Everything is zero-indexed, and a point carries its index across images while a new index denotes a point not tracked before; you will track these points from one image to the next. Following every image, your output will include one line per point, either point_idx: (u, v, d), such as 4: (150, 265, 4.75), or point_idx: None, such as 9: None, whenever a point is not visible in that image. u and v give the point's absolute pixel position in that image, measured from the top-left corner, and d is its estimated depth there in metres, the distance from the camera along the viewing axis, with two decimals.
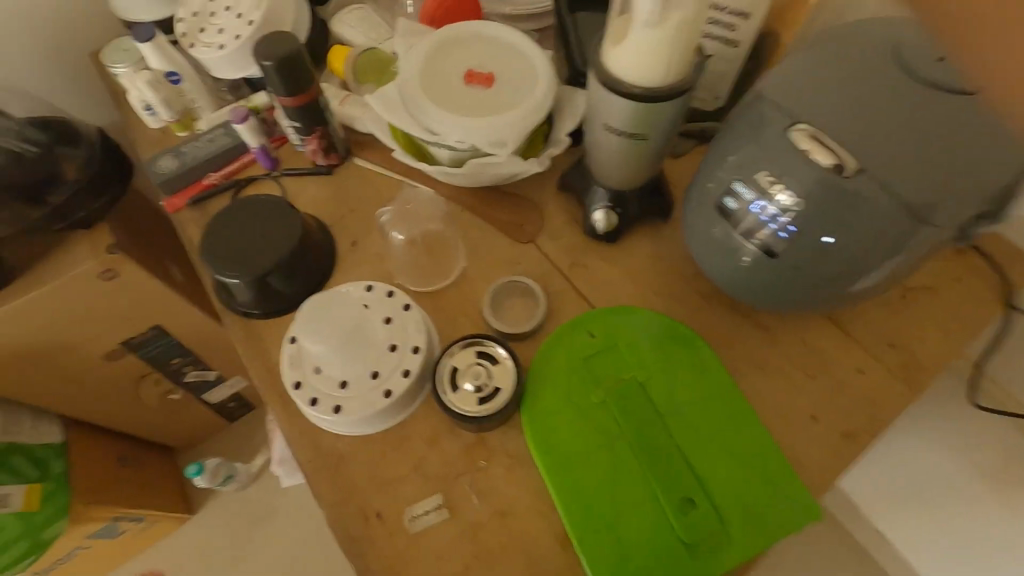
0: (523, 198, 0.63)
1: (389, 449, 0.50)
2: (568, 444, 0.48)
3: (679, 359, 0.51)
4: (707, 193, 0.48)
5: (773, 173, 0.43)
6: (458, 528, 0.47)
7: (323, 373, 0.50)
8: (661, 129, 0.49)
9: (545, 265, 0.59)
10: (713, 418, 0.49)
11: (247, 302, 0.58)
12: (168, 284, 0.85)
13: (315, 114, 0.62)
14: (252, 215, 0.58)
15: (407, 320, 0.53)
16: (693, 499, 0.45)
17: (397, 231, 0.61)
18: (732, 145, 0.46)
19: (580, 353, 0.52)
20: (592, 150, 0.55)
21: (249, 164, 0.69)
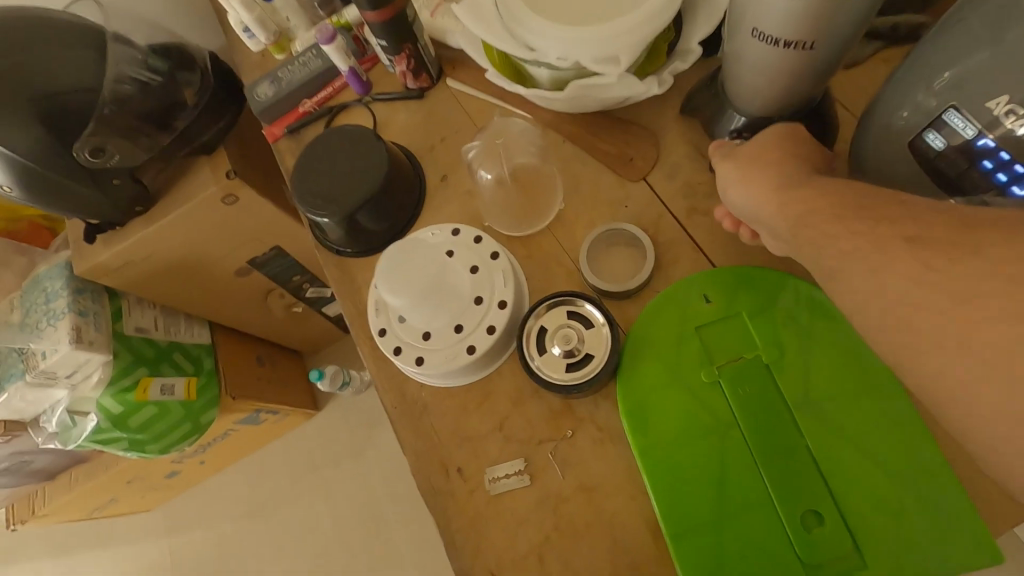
0: (636, 127, 0.53)
1: (473, 405, 0.48)
2: (668, 426, 0.42)
3: (817, 338, 0.42)
4: (897, 125, 0.35)
5: (1014, 98, 0.30)
6: (540, 497, 0.44)
7: (406, 323, 0.48)
8: (837, 30, 0.36)
9: (657, 210, 0.50)
10: (857, 416, 0.39)
11: (338, 239, 0.56)
12: (281, 209, 0.89)
13: (403, 28, 0.55)
14: (341, 148, 0.54)
15: (495, 271, 0.48)
16: (820, 512, 0.38)
17: (485, 170, 0.54)
18: (951, 56, 0.32)
19: (690, 321, 0.44)
20: (731, 62, 0.42)
21: (342, 89, 0.65)
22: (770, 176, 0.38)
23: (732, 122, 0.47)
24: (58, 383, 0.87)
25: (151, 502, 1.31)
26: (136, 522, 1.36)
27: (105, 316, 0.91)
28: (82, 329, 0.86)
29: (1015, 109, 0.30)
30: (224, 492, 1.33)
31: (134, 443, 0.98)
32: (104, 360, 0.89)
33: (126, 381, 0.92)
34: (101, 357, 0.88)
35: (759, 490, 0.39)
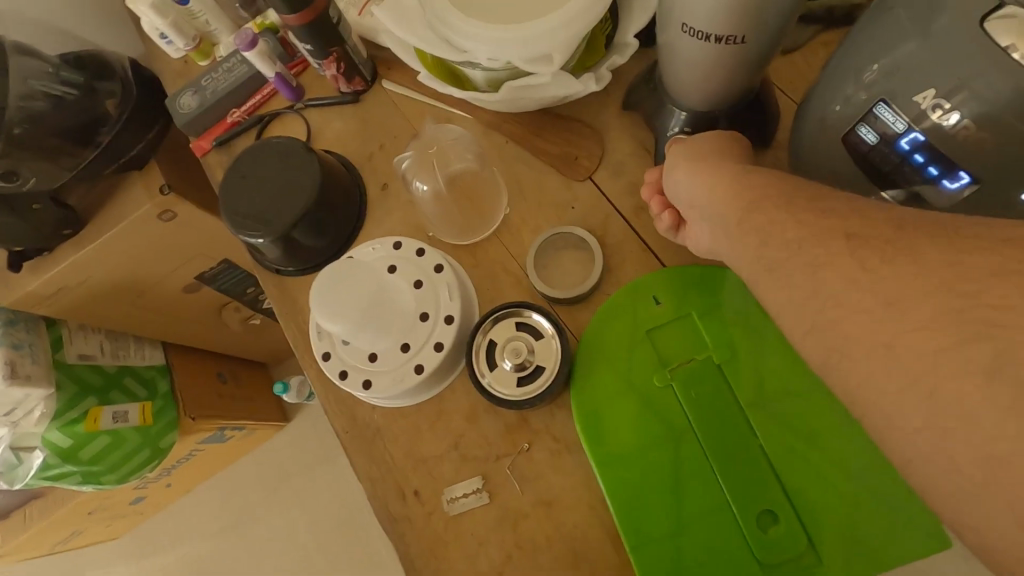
0: (579, 125, 0.51)
1: (427, 425, 0.46)
2: (624, 434, 0.42)
3: (768, 334, 0.42)
4: (830, 119, 0.35)
5: (939, 92, 0.29)
6: (500, 515, 0.43)
7: (351, 345, 0.46)
8: (764, 22, 0.35)
9: (604, 211, 0.49)
10: (810, 411, 0.39)
11: (276, 258, 0.54)
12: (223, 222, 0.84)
13: (329, 32, 0.52)
14: (270, 162, 0.51)
15: (439, 284, 0.46)
16: (777, 512, 0.38)
17: (420, 181, 0.52)
18: (879, 46, 0.31)
19: (642, 325, 0.44)
20: (665, 56, 0.41)
21: (272, 96, 0.62)
22: (707, 182, 0.37)
23: (672, 116, 0.46)
24: None
25: (118, 530, 1.26)
26: (104, 551, 1.31)
27: (44, 347, 0.86)
28: (17, 362, 0.81)
29: (940, 103, 0.29)
30: (194, 513, 1.29)
31: (88, 475, 0.94)
32: (45, 393, 0.84)
33: (72, 414, 0.88)
34: (41, 391, 0.83)
35: (715, 493, 0.39)
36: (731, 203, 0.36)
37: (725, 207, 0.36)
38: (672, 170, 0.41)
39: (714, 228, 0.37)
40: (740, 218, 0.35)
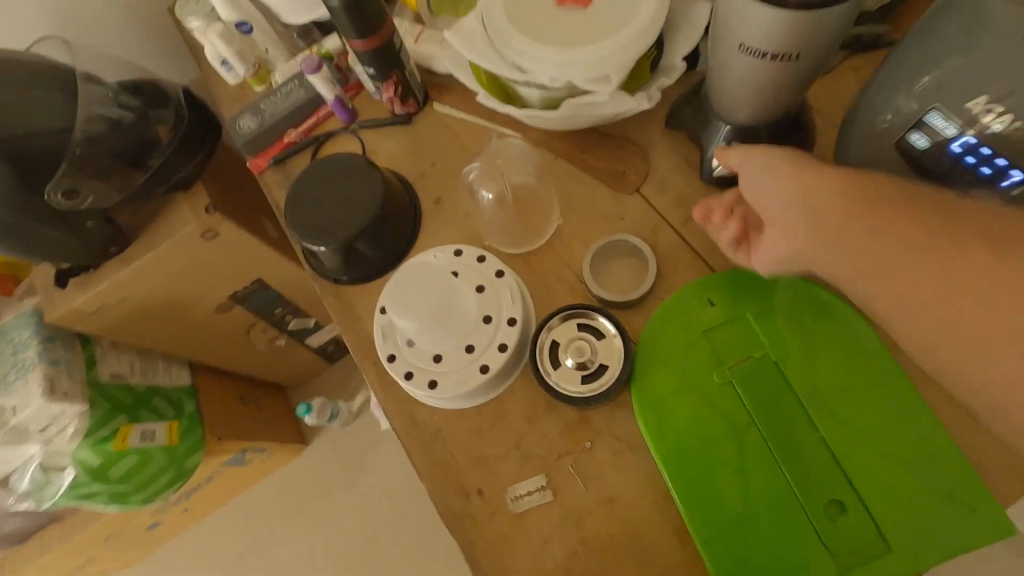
0: (624, 143, 0.54)
1: (488, 426, 0.48)
2: (687, 430, 0.43)
3: (821, 332, 0.44)
4: (882, 126, 0.38)
5: (991, 99, 0.32)
6: (563, 512, 0.44)
7: (415, 347, 0.48)
8: (820, 42, 0.38)
9: (653, 221, 0.51)
10: (867, 406, 0.41)
11: (334, 268, 0.56)
12: (263, 241, 0.86)
13: (389, 57, 0.55)
14: (335, 176, 0.54)
15: (501, 288, 0.49)
16: (843, 503, 0.39)
17: (486, 189, 0.56)
18: (932, 60, 0.34)
19: (698, 326, 0.46)
20: (716, 73, 0.44)
21: (327, 117, 0.65)
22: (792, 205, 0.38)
23: (727, 138, 0.48)
24: (31, 438, 0.82)
25: (131, 557, 1.23)
26: None
27: (78, 364, 0.86)
28: (55, 379, 0.81)
29: (993, 107, 0.32)
30: (211, 538, 1.27)
31: (115, 495, 0.94)
32: (80, 410, 0.84)
33: (102, 432, 0.87)
34: (76, 408, 0.83)
35: (781, 486, 0.40)
36: (789, 195, 0.37)
37: (790, 204, 0.37)
38: (755, 168, 0.40)
39: (777, 222, 0.39)
40: (803, 216, 0.37)
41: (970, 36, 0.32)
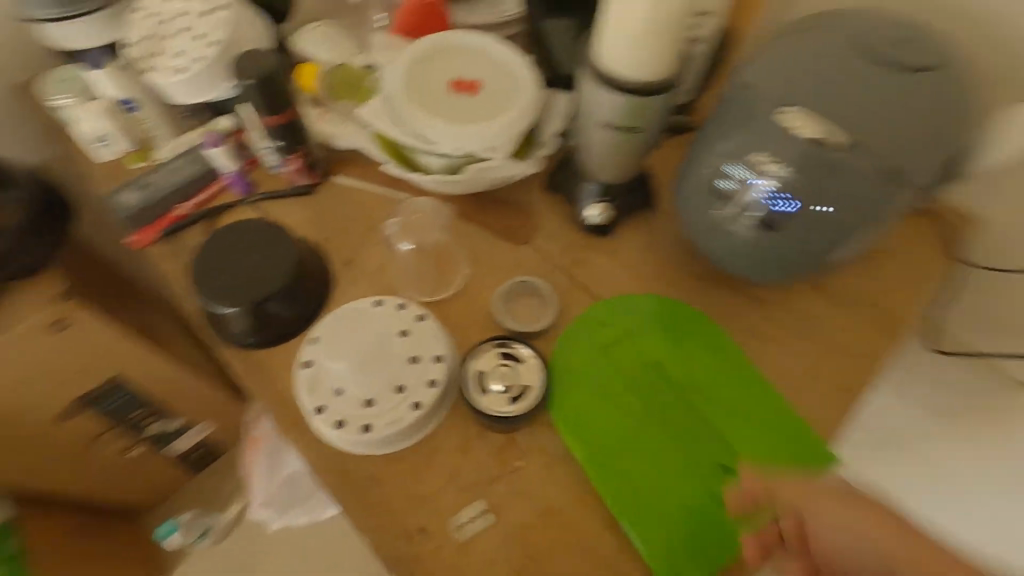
0: (514, 202, 0.64)
1: (422, 464, 0.49)
2: (602, 432, 0.49)
3: (690, 336, 0.55)
4: (700, 178, 0.52)
5: (766, 152, 0.47)
6: (503, 531, 0.47)
7: (344, 394, 0.49)
8: (654, 120, 0.52)
9: (547, 264, 0.60)
10: (730, 388, 0.52)
11: (242, 331, 0.55)
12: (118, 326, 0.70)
13: (297, 133, 0.60)
14: (246, 240, 0.55)
15: (424, 331, 0.51)
16: (727, 466, 0.48)
17: (405, 241, 0.61)
18: (724, 132, 0.50)
19: (597, 344, 0.54)
20: (581, 144, 0.57)
21: (222, 190, 0.65)
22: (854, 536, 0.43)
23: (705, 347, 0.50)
24: None
25: None
26: None
27: None
28: None
29: (767, 157, 0.47)
30: None
31: None
32: None
33: None
34: None
35: (681, 463, 0.48)
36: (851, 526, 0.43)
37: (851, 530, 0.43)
38: (817, 509, 0.44)
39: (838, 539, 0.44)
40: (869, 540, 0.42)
41: (745, 116, 0.49)
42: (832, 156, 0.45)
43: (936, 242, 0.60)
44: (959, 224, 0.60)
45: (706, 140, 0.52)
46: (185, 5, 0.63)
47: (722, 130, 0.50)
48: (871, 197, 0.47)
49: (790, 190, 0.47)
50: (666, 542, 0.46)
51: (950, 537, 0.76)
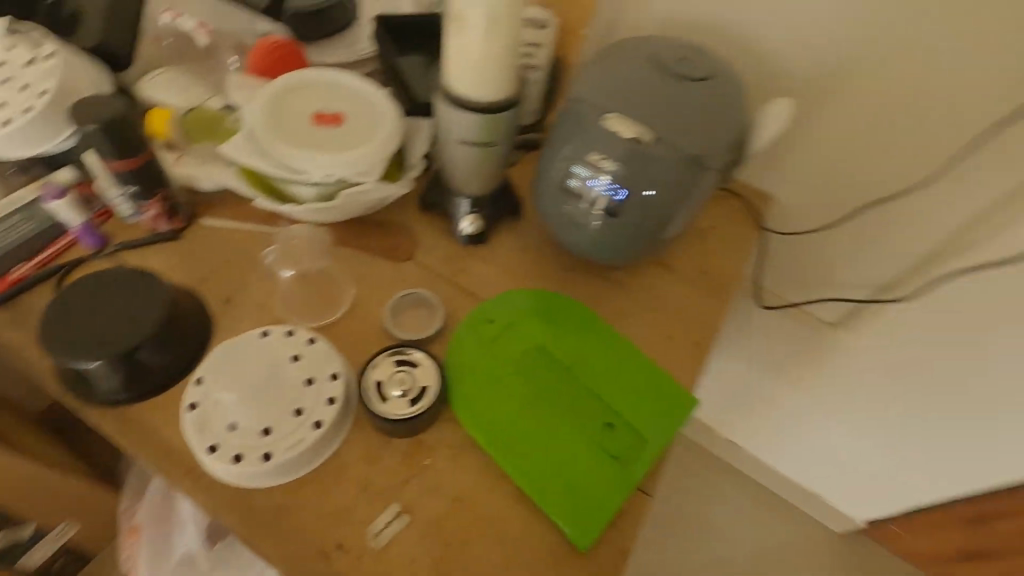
0: (391, 224, 0.67)
1: (331, 482, 0.49)
2: (500, 414, 0.54)
3: (566, 319, 0.62)
4: (553, 179, 0.60)
5: (598, 152, 0.57)
6: (421, 528, 0.49)
7: (239, 428, 0.48)
8: (506, 134, 0.59)
9: (431, 276, 0.64)
10: (606, 356, 0.59)
11: (112, 388, 0.51)
12: None
13: (152, 177, 0.58)
14: (106, 289, 0.52)
15: (317, 353, 0.52)
16: (612, 423, 0.54)
17: (285, 268, 0.62)
18: (565, 138, 0.59)
19: (487, 338, 0.59)
20: (446, 162, 0.62)
21: (69, 246, 0.60)
22: None
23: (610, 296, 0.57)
24: None
25: None
26: None
27: None
28: None
29: (599, 155, 0.56)
30: None
31: None
32: None
33: None
34: None
35: (573, 426, 0.54)
36: None
37: None
38: None
39: None
40: None
41: (579, 123, 0.58)
42: (647, 149, 0.56)
43: (740, 217, 0.76)
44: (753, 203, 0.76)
45: (554, 145, 0.60)
46: (7, 56, 0.60)
47: (564, 135, 0.59)
48: (684, 181, 0.58)
49: (622, 181, 0.57)
50: (569, 500, 0.50)
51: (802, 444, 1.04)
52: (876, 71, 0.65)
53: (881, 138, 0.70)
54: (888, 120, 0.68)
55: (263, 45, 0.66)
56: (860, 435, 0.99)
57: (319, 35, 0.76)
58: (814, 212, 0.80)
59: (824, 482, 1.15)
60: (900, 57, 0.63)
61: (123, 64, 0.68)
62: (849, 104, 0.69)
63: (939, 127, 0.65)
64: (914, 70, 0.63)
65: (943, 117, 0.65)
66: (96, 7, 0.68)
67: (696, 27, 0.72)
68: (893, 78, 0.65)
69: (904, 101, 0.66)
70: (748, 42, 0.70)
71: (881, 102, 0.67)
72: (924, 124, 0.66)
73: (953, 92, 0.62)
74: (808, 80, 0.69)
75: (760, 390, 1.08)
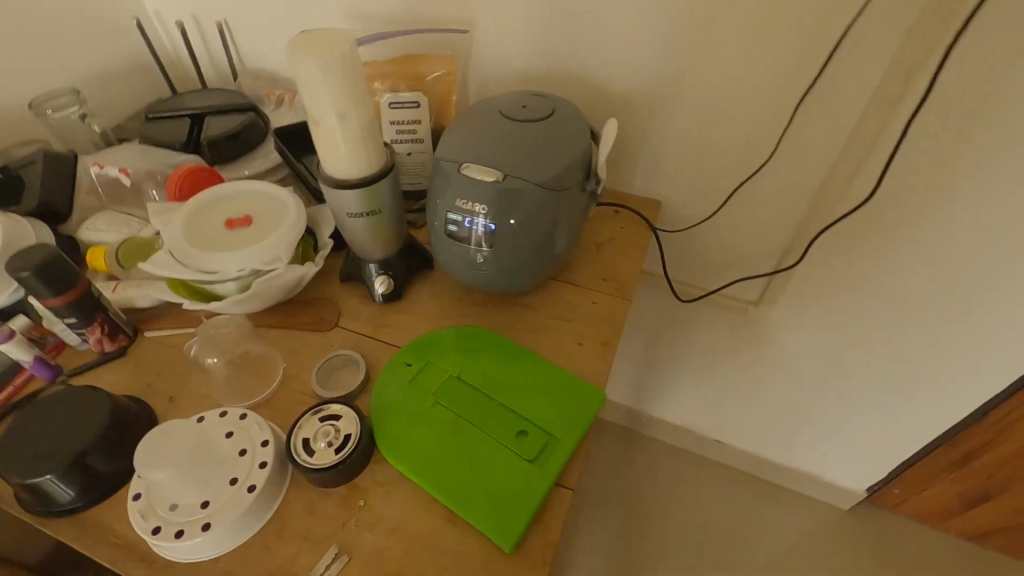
0: (314, 300, 0.75)
1: (274, 539, 0.54)
2: (422, 444, 0.59)
3: (477, 346, 0.68)
4: (438, 229, 0.69)
5: (465, 197, 0.65)
6: (361, 563, 0.52)
7: (181, 505, 0.53)
8: (388, 200, 0.68)
9: (355, 337, 0.71)
10: (515, 372, 0.65)
11: (67, 498, 0.56)
12: None
13: (90, 305, 0.65)
14: (57, 408, 0.58)
15: (249, 426, 0.58)
16: (525, 430, 0.59)
17: (208, 356, 0.68)
18: (438, 192, 0.67)
19: (405, 378, 0.64)
20: (347, 236, 0.71)
21: (26, 383, 0.67)
22: None
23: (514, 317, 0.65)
24: None
25: None
26: None
27: None
28: None
29: (467, 200, 0.65)
30: None
31: None
32: None
33: None
34: None
35: (489, 441, 0.58)
36: None
37: None
38: None
39: None
40: None
41: (446, 176, 0.66)
42: (504, 186, 0.64)
43: (630, 224, 0.85)
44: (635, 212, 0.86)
45: (432, 200, 0.68)
46: None
47: (437, 189, 0.67)
48: (547, 205, 0.66)
49: (491, 217, 0.65)
50: (494, 509, 0.54)
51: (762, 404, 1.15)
52: (699, 78, 0.75)
53: (728, 130, 0.78)
54: (723, 116, 0.77)
55: (177, 174, 0.76)
56: (817, 389, 1.06)
57: (237, 152, 0.90)
58: (698, 207, 0.88)
59: (810, 447, 1.20)
60: (713, 62, 0.73)
61: (63, 216, 0.78)
62: (689, 108, 0.79)
63: (766, 111, 0.74)
64: (745, 68, 0.72)
65: (765, 102, 0.74)
66: (35, 174, 0.79)
67: (547, 75, 0.83)
68: (715, 80, 0.75)
69: (744, 96, 0.74)
70: (591, 78, 0.81)
71: (714, 99, 0.76)
72: (753, 111, 0.75)
73: (784, 78, 0.71)
74: (650, 97, 0.80)
75: (716, 373, 1.15)
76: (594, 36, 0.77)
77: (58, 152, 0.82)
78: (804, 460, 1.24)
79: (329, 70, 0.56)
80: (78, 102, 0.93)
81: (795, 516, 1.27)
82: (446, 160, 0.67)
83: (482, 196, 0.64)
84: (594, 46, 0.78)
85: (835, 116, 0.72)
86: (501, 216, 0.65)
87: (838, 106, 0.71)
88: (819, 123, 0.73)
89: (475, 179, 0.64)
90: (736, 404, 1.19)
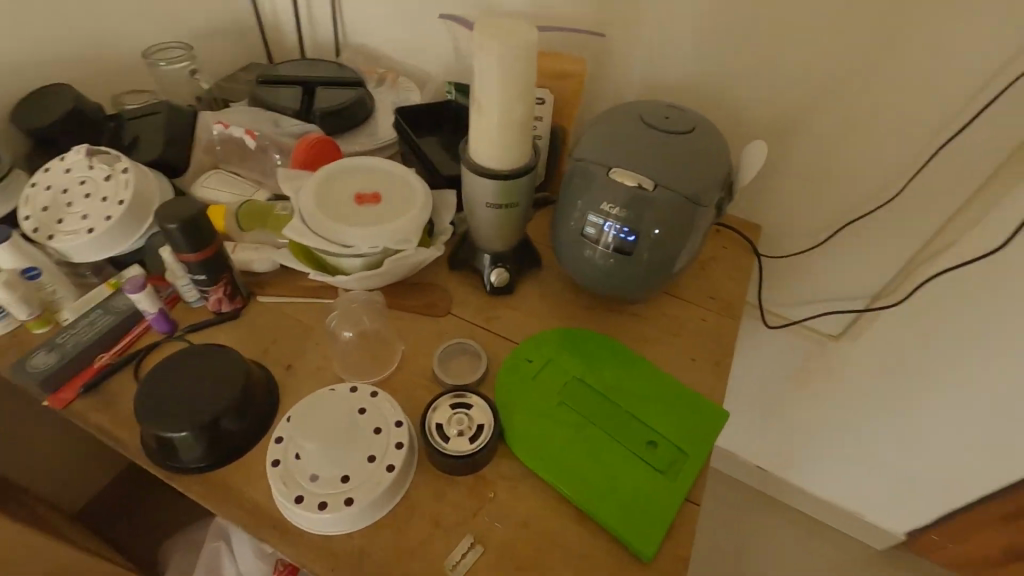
0: (426, 284, 0.75)
1: (406, 522, 0.54)
2: (552, 442, 0.59)
3: (597, 350, 0.68)
4: (571, 229, 0.69)
5: (609, 201, 0.65)
6: (494, 554, 0.53)
7: (321, 477, 0.53)
8: (525, 195, 0.68)
9: (469, 327, 0.71)
10: (637, 380, 0.65)
11: (195, 457, 0.56)
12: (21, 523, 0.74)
13: (218, 264, 0.65)
14: (189, 366, 0.59)
15: (381, 404, 0.58)
16: (654, 441, 0.60)
17: (345, 329, 0.69)
18: (579, 192, 0.67)
19: (528, 375, 0.64)
20: (474, 224, 0.71)
21: (143, 334, 0.66)
22: None
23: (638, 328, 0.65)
24: None
25: None
26: None
27: None
28: None
29: (610, 204, 0.65)
30: None
31: None
32: None
33: None
34: None
35: (619, 447, 0.59)
36: None
37: None
38: None
39: None
40: None
41: (591, 177, 0.66)
42: (650, 195, 0.64)
43: (735, 245, 0.86)
44: (739, 234, 0.87)
45: (569, 198, 0.69)
46: (86, 174, 0.68)
47: (577, 188, 0.68)
48: (686, 218, 0.65)
49: (634, 223, 0.65)
50: (628, 516, 0.55)
51: (816, 435, 1.17)
52: (831, 109, 0.75)
53: (848, 166, 0.79)
54: (846, 154, 0.78)
55: (303, 142, 0.75)
56: (879, 430, 1.07)
57: (348, 126, 0.90)
58: (799, 236, 0.89)
59: (856, 486, 1.21)
60: (853, 93, 0.73)
61: (179, 170, 0.78)
62: (812, 142, 0.79)
63: (892, 152, 0.75)
64: (883, 109, 0.72)
65: (894, 144, 0.74)
66: (156, 126, 0.78)
67: (673, 89, 0.83)
68: (848, 114, 0.75)
69: (876, 135, 0.75)
70: (716, 99, 0.81)
71: (840, 136, 0.77)
72: (881, 150, 0.76)
73: (923, 125, 0.71)
74: (777, 124, 0.80)
75: (775, 401, 1.16)
76: (732, 53, 0.76)
77: (177, 106, 0.81)
78: (845, 497, 1.26)
79: (509, 64, 0.57)
80: (191, 59, 0.92)
81: (824, 549, 1.30)
82: (592, 161, 0.67)
83: (626, 202, 0.64)
84: (729, 68, 0.78)
85: (970, 167, 0.72)
86: (640, 224, 0.65)
87: (976, 158, 0.71)
88: (950, 172, 0.73)
89: (622, 184, 0.65)
90: (788, 433, 1.21)
